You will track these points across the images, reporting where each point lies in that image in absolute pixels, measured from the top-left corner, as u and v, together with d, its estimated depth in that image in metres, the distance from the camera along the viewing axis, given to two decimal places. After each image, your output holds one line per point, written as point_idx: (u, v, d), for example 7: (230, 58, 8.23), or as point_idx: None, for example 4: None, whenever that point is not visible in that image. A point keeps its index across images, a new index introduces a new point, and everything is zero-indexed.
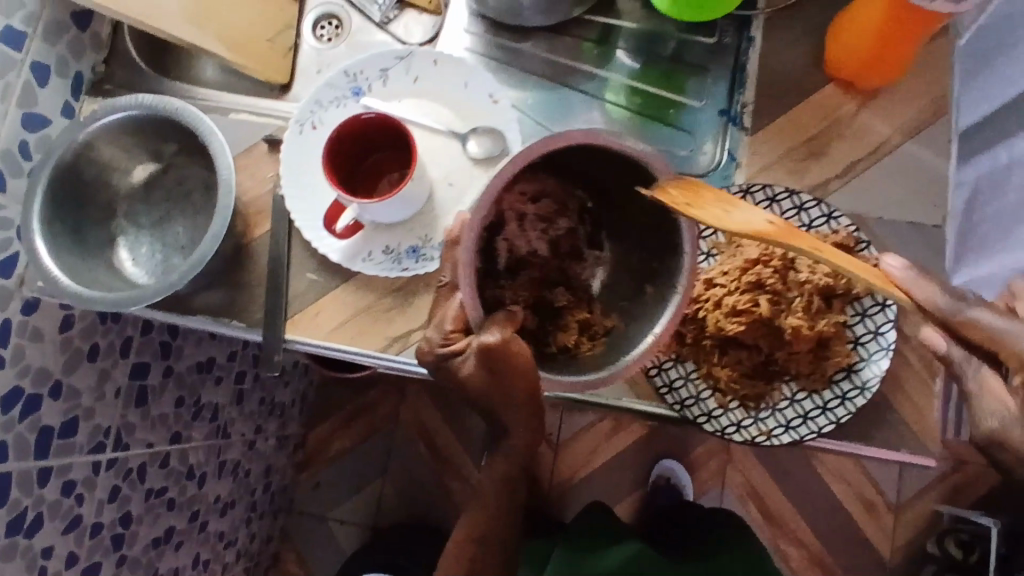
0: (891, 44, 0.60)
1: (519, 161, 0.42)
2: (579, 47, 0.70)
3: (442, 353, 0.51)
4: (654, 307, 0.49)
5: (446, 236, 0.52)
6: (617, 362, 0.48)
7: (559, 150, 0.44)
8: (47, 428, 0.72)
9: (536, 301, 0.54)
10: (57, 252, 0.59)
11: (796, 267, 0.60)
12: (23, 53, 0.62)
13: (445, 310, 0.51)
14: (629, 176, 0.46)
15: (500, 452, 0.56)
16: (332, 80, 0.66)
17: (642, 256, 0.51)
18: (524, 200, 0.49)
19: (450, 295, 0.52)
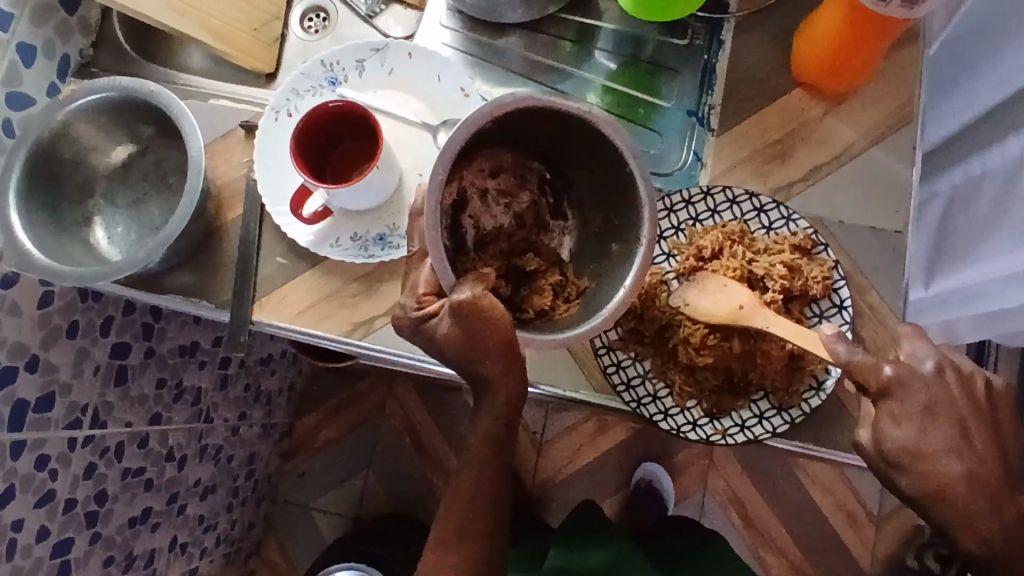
0: (855, 51, 0.60)
1: (471, 128, 0.45)
2: (556, 45, 0.71)
3: (416, 317, 0.51)
4: (621, 263, 0.51)
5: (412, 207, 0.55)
6: (591, 317, 0.50)
7: (509, 114, 0.47)
8: (22, 401, 0.73)
9: (506, 268, 0.55)
10: (31, 226, 0.61)
11: (754, 270, 0.60)
12: (9, 33, 0.63)
13: (417, 276, 0.52)
14: (580, 138, 0.50)
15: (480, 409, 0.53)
16: (308, 70, 0.67)
17: (606, 217, 0.54)
18: (483, 176, 0.53)
19: (422, 261, 0.53)
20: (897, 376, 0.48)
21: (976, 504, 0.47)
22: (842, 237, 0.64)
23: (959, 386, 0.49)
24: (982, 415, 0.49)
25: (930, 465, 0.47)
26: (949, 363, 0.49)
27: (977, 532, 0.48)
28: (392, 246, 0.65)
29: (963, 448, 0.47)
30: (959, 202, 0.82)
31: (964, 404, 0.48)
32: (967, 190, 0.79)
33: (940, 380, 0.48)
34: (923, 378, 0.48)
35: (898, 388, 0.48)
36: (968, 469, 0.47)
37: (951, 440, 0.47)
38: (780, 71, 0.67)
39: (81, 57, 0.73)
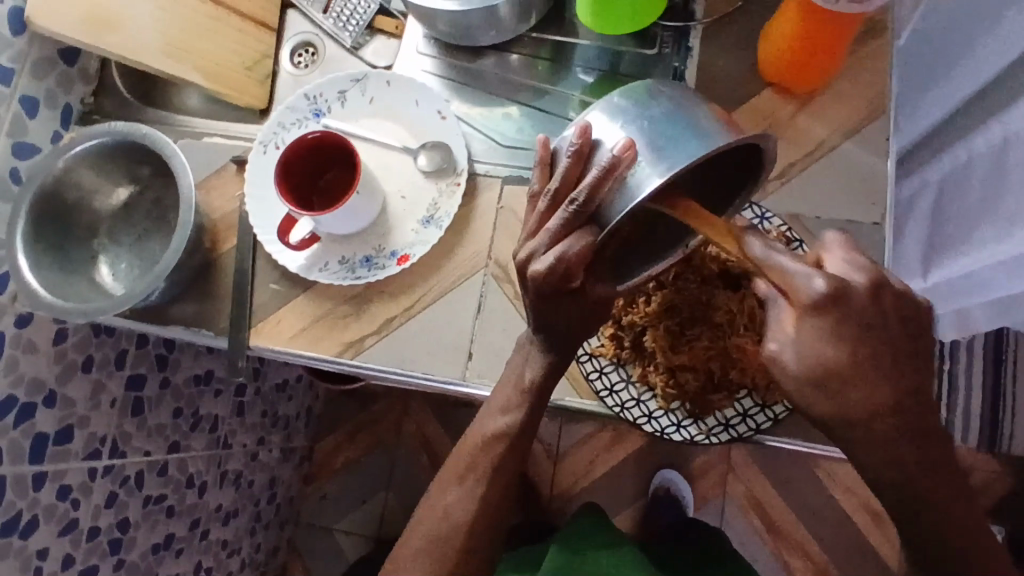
0: (819, 48, 0.61)
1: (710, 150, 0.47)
2: (532, 64, 0.73)
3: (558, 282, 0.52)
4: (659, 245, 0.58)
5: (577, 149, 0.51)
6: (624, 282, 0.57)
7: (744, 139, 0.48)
8: (41, 435, 0.76)
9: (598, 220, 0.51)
10: (38, 266, 0.65)
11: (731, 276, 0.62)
12: (11, 88, 0.68)
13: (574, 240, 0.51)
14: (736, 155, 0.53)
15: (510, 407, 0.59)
16: (293, 103, 0.71)
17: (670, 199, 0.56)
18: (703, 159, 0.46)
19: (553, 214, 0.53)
20: (836, 298, 0.47)
21: (895, 427, 0.47)
22: (819, 233, 0.65)
23: (895, 313, 0.48)
24: (913, 340, 0.49)
25: (856, 388, 0.47)
26: (885, 288, 0.49)
27: (895, 456, 0.48)
28: (378, 267, 0.68)
29: (892, 371, 0.47)
30: (948, 191, 0.82)
31: (894, 328, 0.48)
32: (954, 178, 0.79)
33: (876, 307, 0.48)
34: (862, 303, 0.47)
35: (830, 305, 0.46)
36: (895, 392, 0.47)
37: (881, 364, 0.47)
38: (750, 73, 0.68)
39: (84, 105, 0.78)
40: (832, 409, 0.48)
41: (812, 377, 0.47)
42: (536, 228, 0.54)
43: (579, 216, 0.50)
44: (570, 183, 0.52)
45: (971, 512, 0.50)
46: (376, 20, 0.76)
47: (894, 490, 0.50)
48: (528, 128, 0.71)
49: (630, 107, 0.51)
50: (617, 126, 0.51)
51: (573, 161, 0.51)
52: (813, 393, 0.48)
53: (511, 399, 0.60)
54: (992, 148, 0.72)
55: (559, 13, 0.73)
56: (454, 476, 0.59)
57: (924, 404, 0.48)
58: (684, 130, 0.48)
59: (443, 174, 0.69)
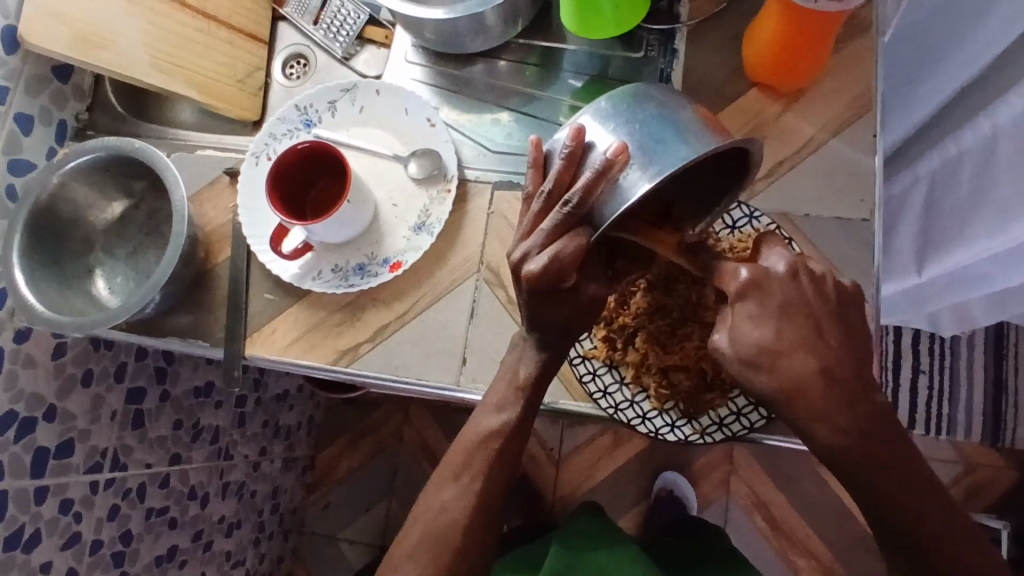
0: (803, 47, 0.61)
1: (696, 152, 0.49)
2: (520, 70, 0.73)
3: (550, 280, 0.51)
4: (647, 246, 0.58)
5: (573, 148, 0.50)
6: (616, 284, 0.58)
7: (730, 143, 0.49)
8: (42, 449, 0.77)
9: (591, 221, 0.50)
10: (34, 281, 0.66)
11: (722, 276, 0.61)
12: (6, 106, 0.69)
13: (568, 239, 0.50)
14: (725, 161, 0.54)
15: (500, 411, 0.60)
16: (284, 115, 0.72)
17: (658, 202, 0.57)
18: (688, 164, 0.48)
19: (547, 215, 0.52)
20: (753, 276, 0.50)
21: (826, 397, 0.49)
22: (808, 230, 0.65)
23: (812, 285, 0.51)
24: (834, 312, 0.51)
25: (783, 359, 0.50)
26: (802, 264, 0.52)
27: (834, 424, 0.50)
28: (371, 274, 0.68)
29: (816, 342, 0.50)
30: (939, 185, 0.82)
31: (815, 301, 0.51)
32: (944, 173, 0.80)
33: (795, 282, 0.51)
34: (778, 280, 0.51)
35: (755, 288, 0.50)
36: (820, 363, 0.49)
37: (805, 336, 0.50)
38: (736, 73, 0.68)
39: (78, 121, 0.79)
40: (778, 382, 0.50)
41: (750, 357, 0.50)
42: (530, 230, 0.53)
43: (574, 217, 0.49)
44: (564, 185, 0.51)
45: (918, 476, 0.51)
46: (366, 30, 0.77)
47: (844, 464, 0.51)
48: (518, 133, 0.72)
49: (624, 111, 0.53)
50: (610, 130, 0.52)
51: (566, 163, 0.51)
52: (748, 372, 0.50)
53: (506, 397, 0.60)
54: (981, 141, 0.72)
55: (547, 19, 0.73)
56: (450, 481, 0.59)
57: (854, 373, 0.50)
58: (674, 136, 0.50)
59: (433, 181, 0.70)
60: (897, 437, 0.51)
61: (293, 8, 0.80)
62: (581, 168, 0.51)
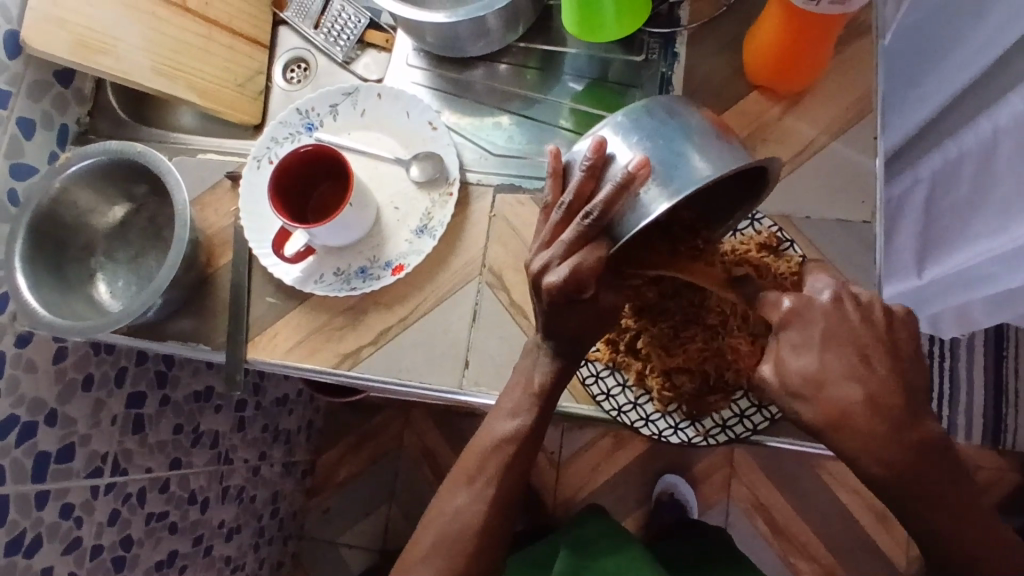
0: (803, 50, 0.62)
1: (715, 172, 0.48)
2: (521, 74, 0.73)
3: (571, 291, 0.53)
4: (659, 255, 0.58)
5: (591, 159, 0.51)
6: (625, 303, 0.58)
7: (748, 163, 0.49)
8: (43, 454, 0.77)
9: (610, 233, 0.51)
10: (36, 285, 0.66)
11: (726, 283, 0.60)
12: (8, 110, 0.69)
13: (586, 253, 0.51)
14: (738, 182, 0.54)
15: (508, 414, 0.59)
16: (286, 118, 0.72)
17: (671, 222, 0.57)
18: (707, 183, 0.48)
19: (567, 225, 0.53)
20: (798, 307, 0.52)
21: (873, 425, 0.50)
22: (810, 232, 0.65)
23: (857, 313, 0.52)
24: (880, 336, 0.52)
25: (828, 388, 0.50)
26: (846, 293, 0.53)
27: (879, 454, 0.50)
28: (373, 277, 0.68)
29: (862, 371, 0.50)
30: (939, 187, 0.82)
31: (861, 329, 0.51)
32: (945, 176, 0.80)
33: (838, 310, 0.52)
34: (821, 310, 0.52)
35: (796, 320, 0.52)
36: (865, 391, 0.50)
37: (849, 364, 0.51)
38: (737, 76, 0.68)
39: (80, 125, 0.79)
40: (821, 411, 0.50)
41: (793, 388, 0.51)
42: (550, 240, 0.54)
43: (593, 229, 0.51)
44: (584, 197, 0.52)
45: (967, 501, 0.52)
46: (367, 34, 0.77)
47: (892, 491, 0.51)
48: (519, 136, 0.72)
49: (644, 123, 0.52)
50: (629, 143, 0.52)
51: (586, 175, 0.51)
52: (792, 401, 0.51)
53: (520, 403, 0.59)
54: (982, 142, 0.72)
55: (547, 23, 0.74)
56: (456, 487, 0.59)
57: (901, 402, 0.50)
58: (692, 154, 0.50)
59: (436, 184, 0.70)
60: (947, 464, 0.51)
61: (294, 12, 0.80)
62: (601, 180, 0.52)
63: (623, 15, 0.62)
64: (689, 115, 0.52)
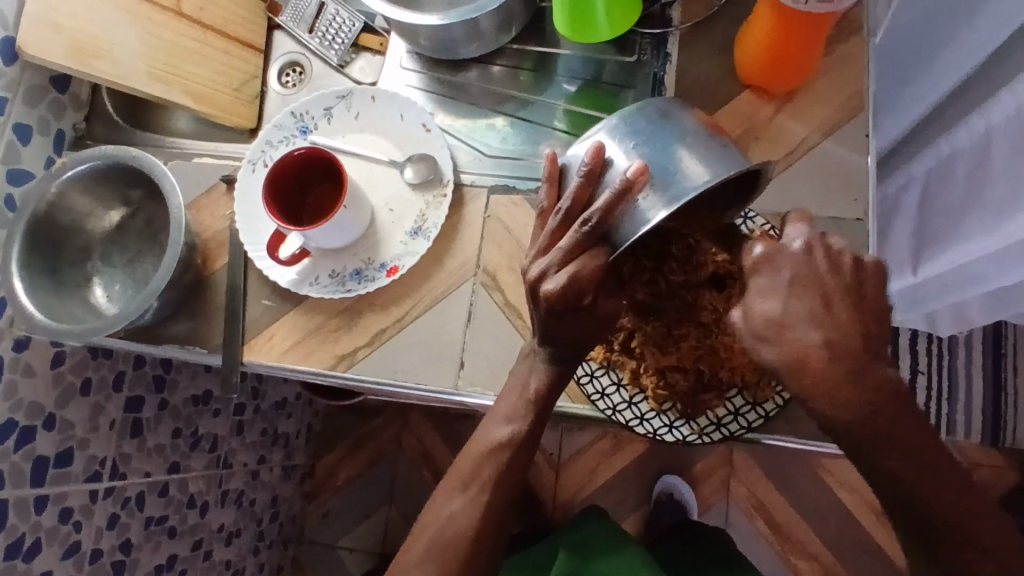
0: (794, 49, 0.62)
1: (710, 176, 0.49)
2: (515, 75, 0.74)
3: (571, 299, 0.53)
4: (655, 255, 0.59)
5: (589, 167, 0.51)
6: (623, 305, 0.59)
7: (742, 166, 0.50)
8: (41, 458, 0.77)
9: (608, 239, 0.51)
10: (33, 289, 0.66)
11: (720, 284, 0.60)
12: (5, 116, 0.69)
13: (585, 260, 0.51)
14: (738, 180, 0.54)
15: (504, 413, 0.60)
16: (280, 122, 0.72)
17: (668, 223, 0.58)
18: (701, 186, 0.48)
19: (565, 233, 0.53)
20: (767, 254, 0.51)
21: (833, 372, 0.48)
22: None
23: (827, 263, 0.50)
24: (850, 287, 0.50)
25: (791, 334, 0.49)
26: (819, 242, 0.51)
27: (839, 400, 0.48)
28: (368, 279, 0.68)
29: (825, 318, 0.49)
30: (933, 184, 0.82)
31: (829, 278, 0.50)
32: (938, 174, 0.80)
33: (808, 259, 0.50)
34: (791, 258, 0.51)
35: (767, 266, 0.51)
36: (827, 337, 0.49)
37: (813, 310, 0.49)
38: (728, 76, 0.69)
39: (76, 130, 0.79)
40: (785, 354, 0.49)
41: (760, 331, 0.50)
42: (547, 247, 0.54)
43: (591, 236, 0.51)
44: (582, 203, 0.52)
45: (946, 469, 0.49)
46: (361, 38, 0.78)
47: (862, 448, 0.49)
48: (513, 138, 0.72)
49: (642, 129, 0.52)
50: (628, 149, 0.52)
51: (585, 181, 0.52)
52: (758, 345, 0.50)
53: (516, 410, 0.60)
54: (975, 141, 0.72)
55: (540, 25, 0.74)
56: (453, 488, 0.59)
57: (864, 350, 0.49)
58: (690, 161, 0.50)
59: (430, 186, 0.70)
60: (912, 415, 0.49)
61: (288, 16, 0.80)
62: (598, 186, 0.52)
63: (614, 15, 0.62)
64: (688, 123, 0.53)
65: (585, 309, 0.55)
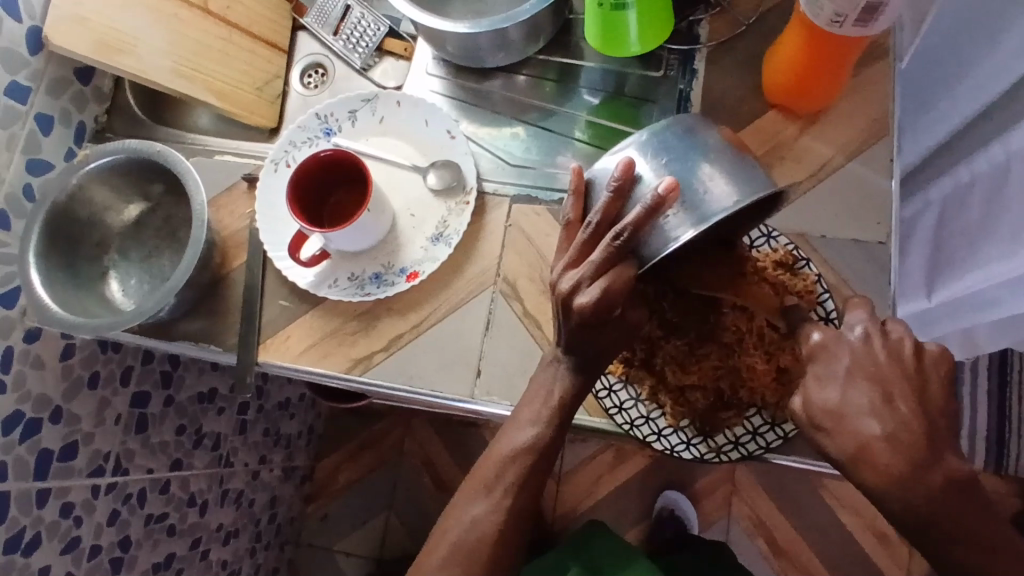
0: (824, 69, 0.62)
1: (735, 197, 0.50)
2: (539, 85, 0.74)
3: (603, 312, 0.52)
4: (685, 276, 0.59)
5: (618, 185, 0.51)
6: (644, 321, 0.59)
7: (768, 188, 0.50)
8: (46, 451, 0.76)
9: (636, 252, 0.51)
10: (50, 281, 0.66)
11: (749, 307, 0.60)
12: (27, 105, 0.69)
13: (617, 273, 0.51)
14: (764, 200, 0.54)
15: (520, 422, 0.59)
16: (304, 123, 0.72)
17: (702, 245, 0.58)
18: (727, 208, 0.49)
19: (593, 246, 0.53)
20: (823, 342, 0.52)
21: (896, 464, 0.48)
22: (824, 251, 0.65)
23: (886, 352, 0.50)
24: (911, 378, 0.50)
25: (850, 425, 0.49)
26: (877, 330, 0.51)
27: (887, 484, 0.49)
28: (387, 283, 0.68)
29: (884, 410, 0.49)
30: (949, 211, 0.82)
31: (888, 366, 0.50)
32: (957, 199, 0.80)
33: (867, 348, 0.51)
34: (848, 346, 0.51)
35: (824, 354, 0.51)
36: (886, 429, 0.48)
37: (871, 400, 0.49)
38: (754, 94, 0.69)
39: (97, 124, 0.79)
40: (844, 443, 0.49)
41: (815, 420, 0.50)
42: (577, 260, 0.53)
43: (620, 251, 0.51)
44: (610, 218, 0.52)
45: None
46: (386, 42, 0.78)
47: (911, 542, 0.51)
48: (537, 148, 0.72)
49: (672, 145, 0.52)
50: (658, 164, 0.52)
51: (613, 197, 0.51)
52: (814, 432, 0.51)
53: (541, 412, 0.59)
54: (993, 168, 0.72)
55: (566, 37, 0.74)
56: (467, 500, 0.59)
57: (926, 443, 0.48)
58: (721, 182, 0.51)
59: (452, 193, 0.70)
60: None
61: (314, 18, 0.81)
62: (627, 201, 0.52)
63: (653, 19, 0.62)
64: (719, 145, 0.53)
65: (613, 321, 0.54)
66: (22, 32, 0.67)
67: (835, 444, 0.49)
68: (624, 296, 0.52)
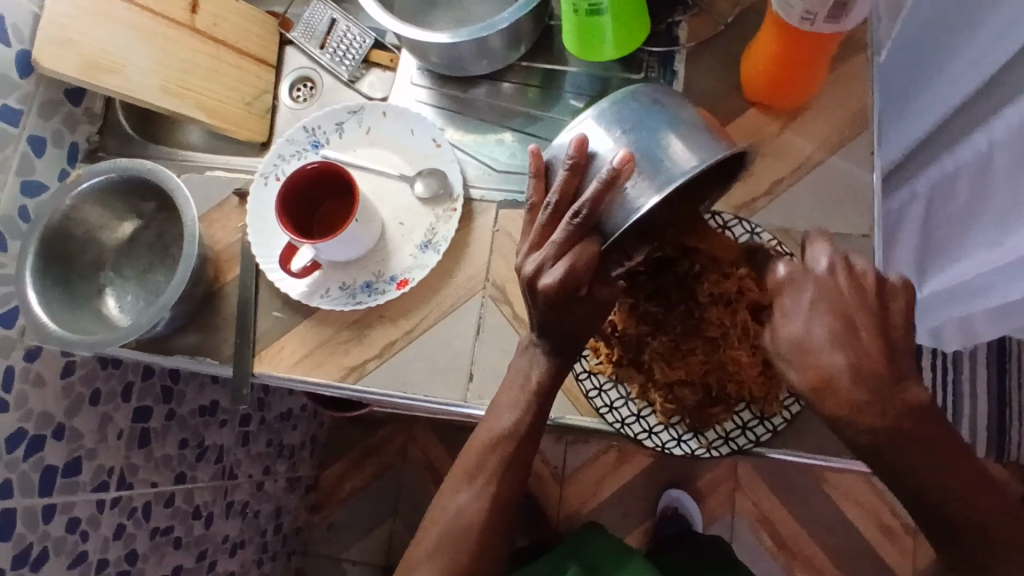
0: (799, 66, 0.63)
1: (688, 161, 0.51)
2: (522, 91, 0.75)
3: (568, 290, 0.53)
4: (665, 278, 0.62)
5: (574, 162, 0.52)
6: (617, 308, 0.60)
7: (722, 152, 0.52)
8: (50, 468, 0.77)
9: (596, 225, 0.52)
10: (46, 299, 0.67)
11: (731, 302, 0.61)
12: (19, 128, 0.70)
13: (579, 250, 0.52)
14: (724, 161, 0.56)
15: (511, 422, 0.60)
16: (292, 136, 0.74)
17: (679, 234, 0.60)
18: (683, 172, 0.51)
19: (554, 224, 0.53)
20: (789, 275, 0.50)
21: (858, 395, 0.47)
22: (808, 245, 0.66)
23: (850, 283, 0.49)
24: (873, 308, 0.48)
25: (816, 356, 0.47)
26: (843, 262, 0.50)
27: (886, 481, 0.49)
28: (378, 291, 0.69)
29: (849, 340, 0.47)
30: (937, 201, 0.83)
31: (851, 298, 0.48)
32: (943, 189, 0.81)
33: (831, 279, 0.49)
34: (814, 277, 0.49)
35: (790, 286, 0.50)
36: (852, 361, 0.47)
37: (835, 332, 0.47)
38: (734, 93, 0.70)
39: (89, 143, 0.80)
40: (807, 376, 0.47)
41: (783, 355, 0.49)
42: (539, 243, 0.54)
43: (582, 228, 0.51)
44: (569, 195, 0.53)
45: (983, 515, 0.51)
46: (372, 54, 0.79)
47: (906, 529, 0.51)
48: (523, 153, 0.73)
49: (627, 116, 0.54)
50: (613, 135, 0.53)
51: (569, 174, 0.52)
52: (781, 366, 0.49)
53: (513, 401, 0.60)
54: (976, 157, 0.73)
55: (547, 42, 0.75)
56: (459, 496, 0.60)
57: (889, 374, 0.47)
58: (680, 146, 0.52)
59: (439, 200, 0.71)
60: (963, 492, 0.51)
61: (300, 33, 0.82)
62: (584, 178, 0.53)
63: (629, 37, 0.64)
64: (674, 109, 0.55)
65: (582, 299, 0.55)
66: (13, 57, 0.69)
67: (804, 380, 0.48)
68: (590, 270, 0.53)
